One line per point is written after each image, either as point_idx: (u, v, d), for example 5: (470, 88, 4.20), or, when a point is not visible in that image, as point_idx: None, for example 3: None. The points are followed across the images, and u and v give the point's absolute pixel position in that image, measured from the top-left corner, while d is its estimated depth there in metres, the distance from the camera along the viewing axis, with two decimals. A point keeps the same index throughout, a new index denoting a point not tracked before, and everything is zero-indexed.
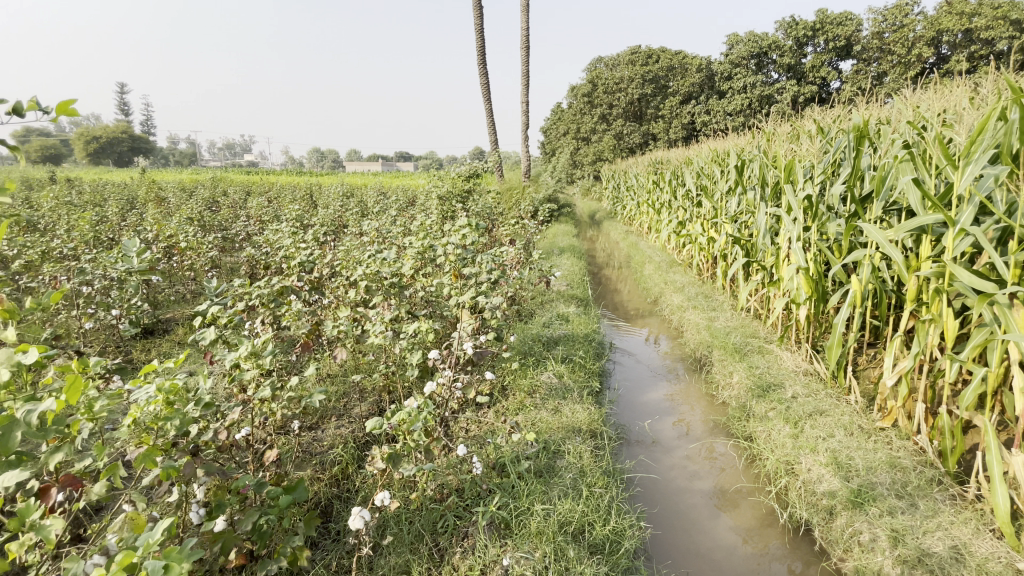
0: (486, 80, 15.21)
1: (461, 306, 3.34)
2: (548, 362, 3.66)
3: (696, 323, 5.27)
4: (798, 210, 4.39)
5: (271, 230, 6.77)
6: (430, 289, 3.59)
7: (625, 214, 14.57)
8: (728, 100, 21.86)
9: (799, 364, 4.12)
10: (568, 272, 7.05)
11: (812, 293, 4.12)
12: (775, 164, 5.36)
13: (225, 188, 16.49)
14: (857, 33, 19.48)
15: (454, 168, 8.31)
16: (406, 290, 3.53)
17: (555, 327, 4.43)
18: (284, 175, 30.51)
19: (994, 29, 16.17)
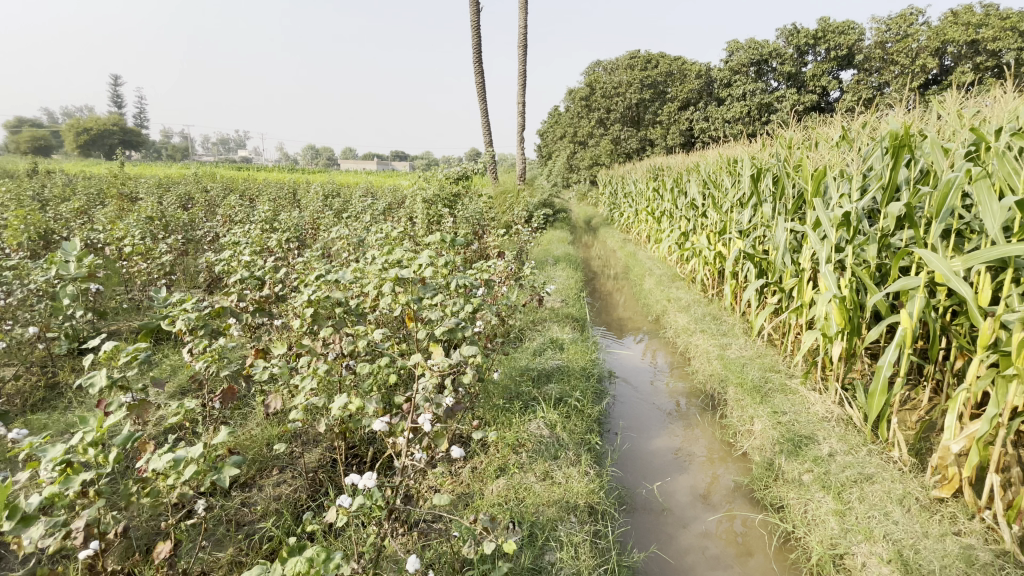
0: (481, 78, 14.61)
1: (431, 341, 2.73)
2: (537, 405, 3.07)
3: (705, 351, 4.70)
4: (830, 228, 3.82)
5: (236, 233, 6.12)
6: (396, 316, 2.97)
7: (622, 221, 14.00)
8: (727, 107, 21.30)
9: (829, 409, 3.55)
10: (563, 286, 6.46)
11: (846, 325, 3.56)
12: (797, 174, 4.79)
13: (209, 183, 15.86)
14: (859, 42, 19.06)
15: (441, 171, 7.65)
16: (367, 318, 2.91)
17: (547, 356, 3.83)
18: (275, 172, 29.81)
19: (1001, 40, 15.83)
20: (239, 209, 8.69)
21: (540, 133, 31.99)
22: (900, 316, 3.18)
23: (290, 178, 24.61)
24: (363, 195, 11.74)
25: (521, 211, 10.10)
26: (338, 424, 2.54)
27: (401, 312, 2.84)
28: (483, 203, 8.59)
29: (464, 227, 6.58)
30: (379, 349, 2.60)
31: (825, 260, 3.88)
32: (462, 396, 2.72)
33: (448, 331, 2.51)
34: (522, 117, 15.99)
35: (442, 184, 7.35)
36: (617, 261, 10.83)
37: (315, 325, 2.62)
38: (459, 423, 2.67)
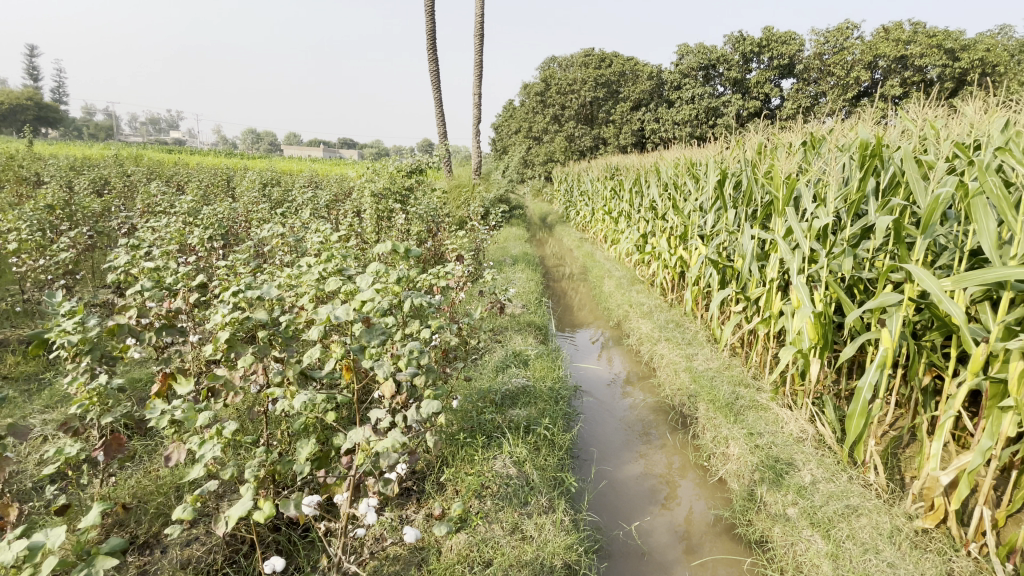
0: (435, 67, 14.03)
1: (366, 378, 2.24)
2: (502, 437, 2.70)
3: (671, 362, 4.49)
4: (803, 238, 3.69)
5: (152, 227, 5.36)
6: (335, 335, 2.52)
7: (578, 219, 13.83)
8: (677, 109, 21.61)
9: (802, 428, 3.41)
10: (522, 289, 6.12)
11: (819, 340, 3.43)
12: (764, 180, 4.66)
13: (131, 167, 14.39)
14: (799, 53, 19.72)
15: (389, 162, 7.00)
16: (298, 339, 2.44)
17: (510, 373, 3.46)
18: (212, 156, 27.77)
19: (927, 57, 16.94)
20: (161, 197, 7.78)
21: (494, 127, 31.49)
22: (880, 334, 3.09)
23: (229, 163, 22.98)
24: (306, 185, 10.92)
25: (476, 206, 9.66)
26: (262, 487, 2.06)
27: (342, 331, 2.38)
28: (437, 199, 8.10)
29: (417, 225, 6.11)
30: (313, 379, 2.15)
31: (797, 271, 3.74)
32: (414, 428, 2.34)
33: (401, 362, 2.09)
34: (477, 109, 15.52)
35: (391, 178, 6.81)
36: (573, 261, 10.59)
37: (233, 354, 2.13)
38: (412, 460, 2.29)
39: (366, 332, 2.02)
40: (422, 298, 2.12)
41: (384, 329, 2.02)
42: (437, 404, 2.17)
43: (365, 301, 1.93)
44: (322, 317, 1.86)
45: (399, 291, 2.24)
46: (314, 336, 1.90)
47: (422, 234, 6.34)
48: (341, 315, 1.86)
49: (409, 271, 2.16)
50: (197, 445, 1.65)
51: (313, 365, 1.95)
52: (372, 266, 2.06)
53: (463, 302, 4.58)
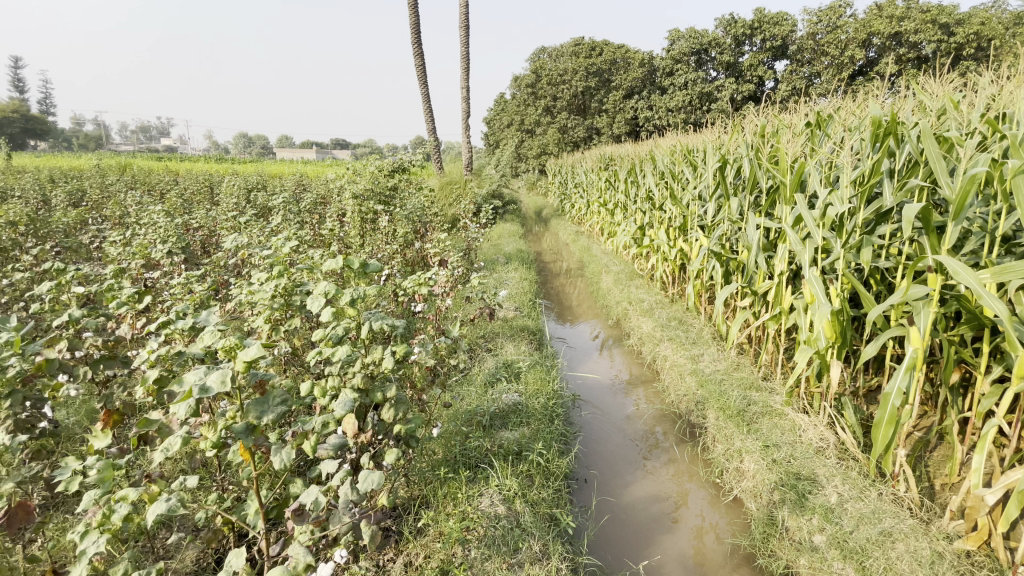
0: (421, 61, 13.64)
1: (309, 430, 1.80)
2: (489, 468, 2.41)
3: (676, 364, 4.18)
4: (815, 227, 3.37)
5: (118, 241, 5.03)
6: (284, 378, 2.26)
7: (574, 213, 13.48)
8: (670, 96, 21.20)
9: (822, 435, 3.11)
10: (515, 290, 5.81)
11: (837, 339, 3.13)
12: (767, 165, 4.33)
13: (112, 176, 14.00)
14: (792, 34, 19.30)
15: (370, 162, 6.65)
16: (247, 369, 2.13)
17: (500, 388, 3.16)
18: (201, 162, 27.37)
19: (922, 33, 16.63)
20: (136, 207, 7.44)
21: (486, 120, 30.98)
22: (906, 331, 2.79)
23: (217, 168, 22.57)
24: (292, 188, 10.58)
25: (467, 204, 9.32)
26: None
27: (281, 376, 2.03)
28: (425, 198, 7.78)
29: (401, 228, 5.78)
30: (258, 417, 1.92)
31: (809, 264, 3.44)
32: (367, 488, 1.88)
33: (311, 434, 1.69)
34: (466, 103, 15.12)
35: (374, 178, 6.47)
36: (569, 257, 10.25)
37: (165, 395, 1.84)
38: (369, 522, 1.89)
39: (254, 401, 1.55)
40: (381, 321, 1.80)
41: (284, 398, 1.59)
42: (376, 477, 1.61)
43: (250, 361, 1.42)
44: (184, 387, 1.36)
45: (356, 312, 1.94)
46: (181, 412, 1.43)
47: (408, 236, 6.01)
48: (210, 386, 1.34)
49: (366, 291, 1.84)
50: (95, 525, 1.35)
51: (179, 452, 1.49)
52: (322, 286, 1.75)
53: (450, 309, 4.27)
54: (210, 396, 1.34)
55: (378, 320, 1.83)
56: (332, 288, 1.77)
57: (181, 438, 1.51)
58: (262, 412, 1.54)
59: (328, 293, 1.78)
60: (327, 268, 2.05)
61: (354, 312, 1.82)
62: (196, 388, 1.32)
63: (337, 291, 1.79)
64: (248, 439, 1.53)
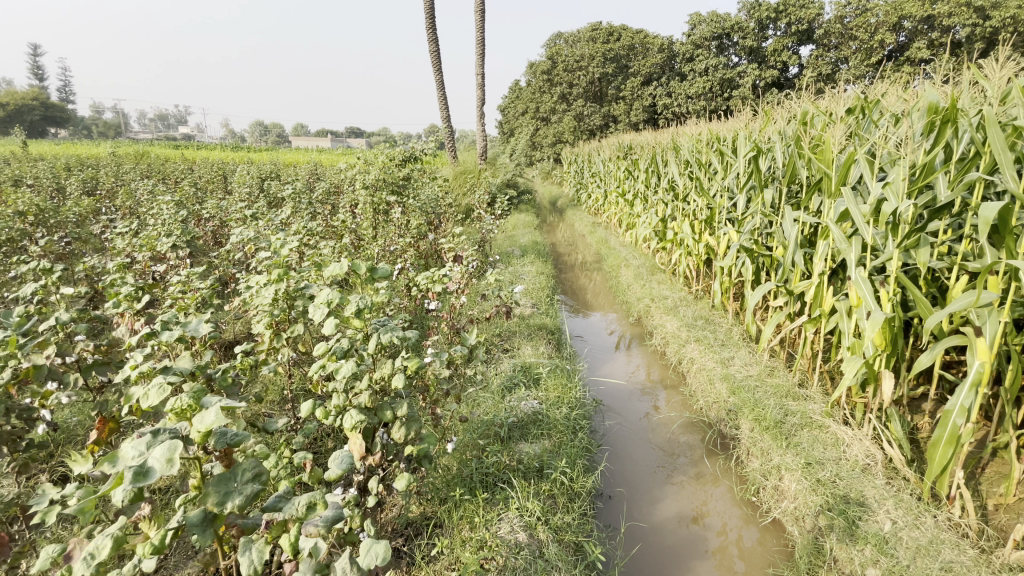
0: (435, 47, 13.31)
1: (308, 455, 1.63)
2: (508, 487, 2.22)
3: (704, 369, 3.94)
4: (862, 224, 3.10)
5: (125, 233, 4.91)
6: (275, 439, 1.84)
7: (590, 203, 13.14)
8: (689, 83, 20.61)
9: (869, 451, 2.86)
10: (531, 285, 5.58)
11: (886, 347, 2.87)
12: (805, 155, 4.03)
13: (126, 164, 13.99)
14: (819, 17, 18.53)
15: (382, 151, 6.42)
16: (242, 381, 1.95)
17: (519, 396, 2.95)
18: (216, 150, 27.53)
19: (956, 16, 15.88)
20: (147, 196, 7.33)
21: (501, 108, 30.56)
22: (971, 343, 2.52)
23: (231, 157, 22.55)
24: (304, 177, 10.42)
25: (481, 194, 9.08)
26: None
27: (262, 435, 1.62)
28: (439, 188, 7.55)
29: (414, 220, 5.57)
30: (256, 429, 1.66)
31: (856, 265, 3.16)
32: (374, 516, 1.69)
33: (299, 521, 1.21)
34: (481, 90, 14.80)
35: (385, 168, 6.26)
36: (586, 249, 9.97)
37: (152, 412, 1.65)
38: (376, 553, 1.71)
39: (216, 479, 1.12)
40: (392, 334, 1.59)
41: (258, 469, 1.17)
42: (379, 551, 1.20)
43: (205, 427, 1.09)
44: (119, 468, 1.01)
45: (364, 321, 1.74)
46: (114, 502, 1.00)
47: (421, 228, 5.82)
48: (155, 461, 1.00)
49: (376, 299, 1.63)
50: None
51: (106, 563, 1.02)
52: (326, 293, 1.55)
53: (464, 307, 4.06)
54: (152, 479, 0.99)
55: (387, 332, 1.62)
56: (336, 296, 1.56)
57: (114, 541, 1.05)
58: (228, 496, 1.11)
59: (331, 302, 1.57)
60: (331, 272, 1.85)
61: (361, 322, 1.62)
62: (132, 471, 0.97)
63: (342, 297, 1.59)
64: (205, 536, 1.10)
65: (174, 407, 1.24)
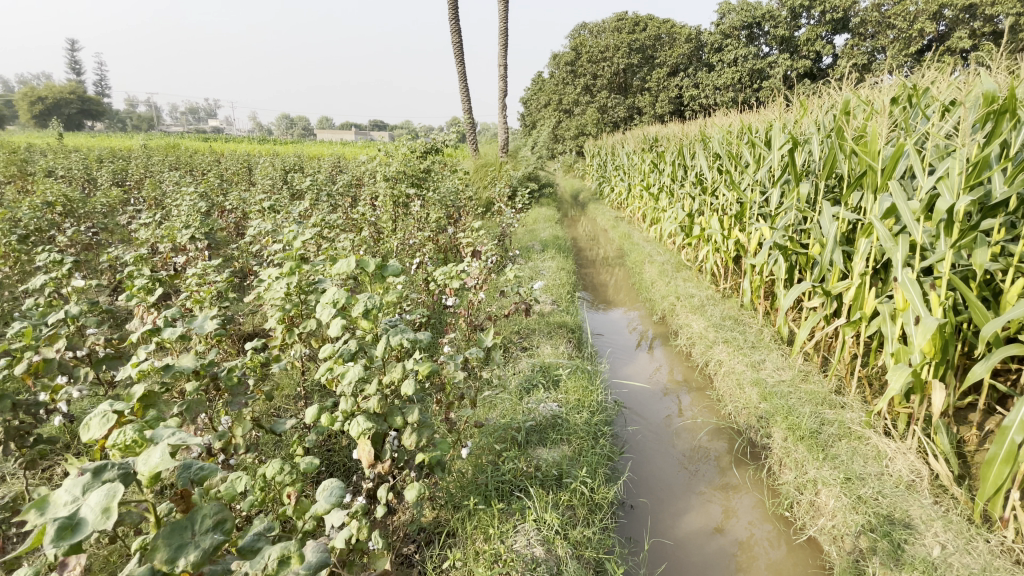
0: (457, 38, 13.16)
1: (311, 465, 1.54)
2: (525, 497, 2.10)
3: (733, 372, 3.77)
4: (911, 222, 2.87)
5: (147, 224, 4.94)
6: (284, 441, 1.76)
7: (613, 197, 12.88)
8: (717, 74, 20.03)
9: (914, 467, 2.66)
10: (552, 281, 5.45)
11: (936, 356, 2.66)
12: (847, 147, 3.78)
13: (155, 155, 14.27)
14: (855, 5, 17.75)
15: (402, 142, 6.33)
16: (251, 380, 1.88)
17: (538, 398, 2.83)
18: (242, 142, 27.95)
19: (1005, 2, 15.01)
20: (173, 187, 7.42)
21: (523, 100, 30.31)
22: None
23: (258, 149, 22.88)
24: (327, 169, 10.45)
25: (503, 187, 8.95)
26: None
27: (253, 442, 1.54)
28: (460, 181, 7.45)
29: (433, 213, 5.48)
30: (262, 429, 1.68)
31: (903, 265, 2.94)
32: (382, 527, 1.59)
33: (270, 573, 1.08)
34: (503, 81, 14.61)
35: (405, 160, 6.18)
36: (608, 243, 9.76)
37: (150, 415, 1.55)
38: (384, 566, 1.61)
39: (168, 530, 0.98)
40: (403, 338, 1.47)
41: (219, 516, 1.04)
42: None
43: (153, 471, 0.96)
44: (44, 518, 0.86)
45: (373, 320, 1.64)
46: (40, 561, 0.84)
47: (440, 221, 5.73)
48: (92, 509, 0.87)
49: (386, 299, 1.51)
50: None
51: None
52: (332, 293, 1.43)
53: (483, 302, 3.95)
54: (85, 534, 0.85)
55: (395, 335, 1.50)
56: (342, 296, 1.45)
57: None
58: (183, 550, 0.96)
59: (336, 302, 1.46)
60: (337, 270, 1.69)
61: (369, 324, 1.50)
62: (59, 525, 0.83)
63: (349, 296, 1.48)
64: None
65: (118, 440, 1.09)
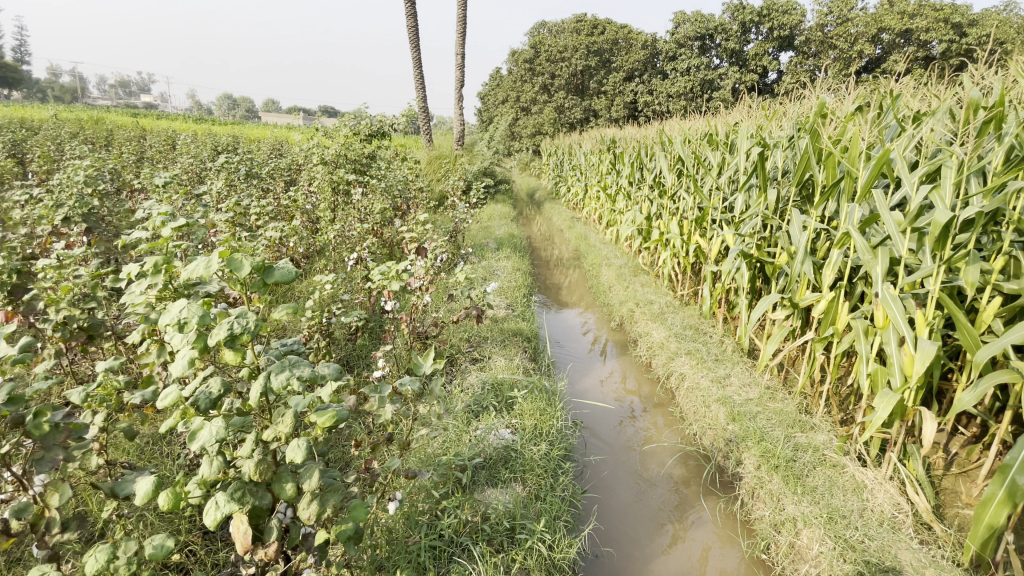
0: (412, 24, 12.52)
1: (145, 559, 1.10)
2: (467, 561, 1.68)
3: (698, 388, 3.49)
4: (894, 234, 2.66)
5: (24, 204, 4.12)
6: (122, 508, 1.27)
7: (569, 197, 12.63)
8: (672, 81, 20.29)
9: (896, 501, 2.43)
10: (505, 282, 5.05)
11: (919, 381, 2.45)
12: (819, 151, 3.58)
13: (64, 126, 12.73)
14: (801, 24, 18.38)
15: (343, 124, 5.72)
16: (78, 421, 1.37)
17: (486, 424, 2.41)
18: (174, 120, 25.85)
19: (933, 32, 16.05)
20: (73, 161, 6.45)
21: (480, 95, 29.77)
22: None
23: (194, 128, 21.15)
24: (264, 152, 9.56)
25: (456, 180, 8.45)
26: None
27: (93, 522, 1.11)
28: (409, 171, 6.91)
29: (376, 204, 4.93)
30: (96, 487, 1.26)
31: (882, 279, 2.74)
32: None
33: None
34: (459, 72, 14.05)
35: (346, 143, 5.59)
36: (563, 244, 9.47)
37: None
38: None
39: None
40: (288, 378, 1.01)
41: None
42: None
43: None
44: None
45: (254, 345, 1.16)
46: None
47: (383, 213, 5.19)
48: None
49: (265, 319, 1.04)
50: None
51: None
52: (176, 311, 0.95)
53: (428, 307, 3.49)
54: None
55: (279, 372, 1.04)
56: (192, 315, 0.97)
57: None
58: None
59: (183, 323, 0.97)
60: (192, 273, 1.16)
61: (239, 356, 1.02)
62: None
63: (205, 314, 0.99)
64: None
65: None
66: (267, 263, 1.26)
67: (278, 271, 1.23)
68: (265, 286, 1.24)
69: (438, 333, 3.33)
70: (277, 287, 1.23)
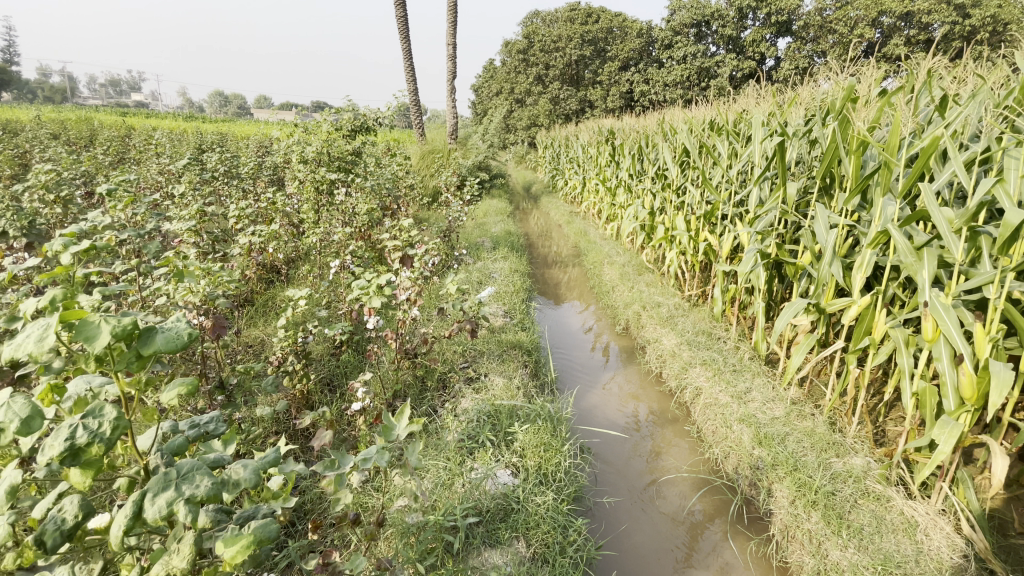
0: (401, 13, 12.05)
1: None
2: None
3: (717, 405, 3.16)
4: (947, 236, 2.31)
5: None
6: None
7: (567, 191, 12.24)
8: (668, 70, 19.80)
9: (953, 542, 2.12)
10: (502, 286, 4.70)
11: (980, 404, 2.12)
12: (847, 140, 3.22)
13: (40, 124, 12.26)
14: (800, 9, 17.88)
15: (324, 119, 5.32)
16: None
17: (482, 465, 2.09)
18: (161, 117, 25.31)
19: (935, 14, 15.60)
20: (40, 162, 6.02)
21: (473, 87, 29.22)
22: None
23: (182, 125, 20.65)
24: (247, 149, 9.12)
25: (450, 175, 8.08)
26: None
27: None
28: (400, 167, 6.52)
29: (362, 204, 4.56)
30: None
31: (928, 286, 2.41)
32: None
33: None
34: (451, 63, 13.62)
35: (329, 139, 5.21)
36: (562, 240, 9.14)
37: None
38: None
39: None
40: (172, 503, 0.83)
41: None
42: None
43: None
44: None
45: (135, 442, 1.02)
46: None
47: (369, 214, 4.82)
48: None
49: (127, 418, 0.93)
50: None
51: None
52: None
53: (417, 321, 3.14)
54: None
55: (162, 492, 0.86)
56: (13, 420, 0.84)
57: None
58: None
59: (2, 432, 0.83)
60: (19, 348, 0.88)
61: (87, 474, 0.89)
62: None
63: (32, 418, 0.86)
64: None
65: None
66: (150, 325, 1.05)
67: (160, 335, 1.01)
68: (144, 357, 1.01)
69: (428, 351, 2.99)
70: (160, 356, 1.01)
